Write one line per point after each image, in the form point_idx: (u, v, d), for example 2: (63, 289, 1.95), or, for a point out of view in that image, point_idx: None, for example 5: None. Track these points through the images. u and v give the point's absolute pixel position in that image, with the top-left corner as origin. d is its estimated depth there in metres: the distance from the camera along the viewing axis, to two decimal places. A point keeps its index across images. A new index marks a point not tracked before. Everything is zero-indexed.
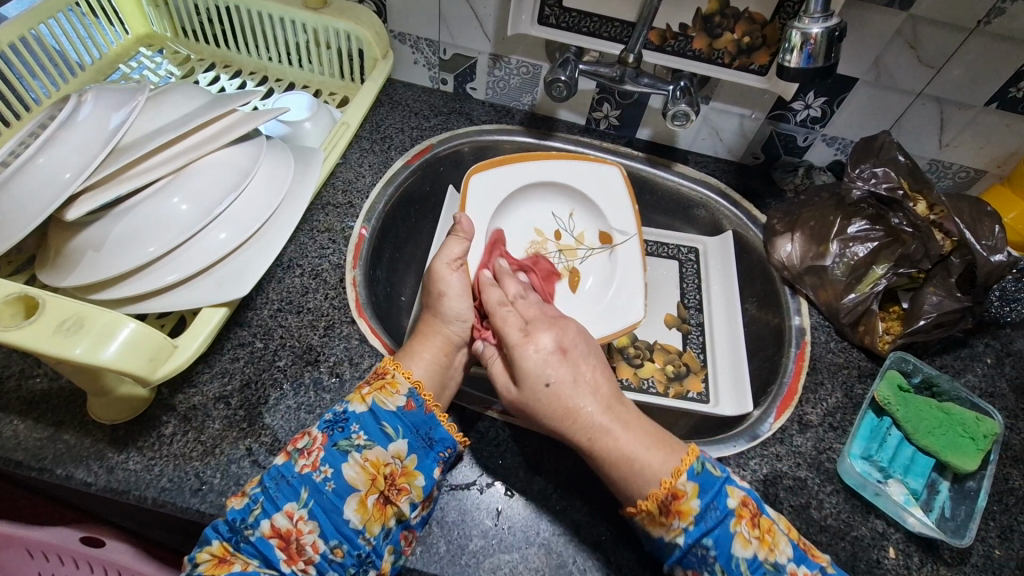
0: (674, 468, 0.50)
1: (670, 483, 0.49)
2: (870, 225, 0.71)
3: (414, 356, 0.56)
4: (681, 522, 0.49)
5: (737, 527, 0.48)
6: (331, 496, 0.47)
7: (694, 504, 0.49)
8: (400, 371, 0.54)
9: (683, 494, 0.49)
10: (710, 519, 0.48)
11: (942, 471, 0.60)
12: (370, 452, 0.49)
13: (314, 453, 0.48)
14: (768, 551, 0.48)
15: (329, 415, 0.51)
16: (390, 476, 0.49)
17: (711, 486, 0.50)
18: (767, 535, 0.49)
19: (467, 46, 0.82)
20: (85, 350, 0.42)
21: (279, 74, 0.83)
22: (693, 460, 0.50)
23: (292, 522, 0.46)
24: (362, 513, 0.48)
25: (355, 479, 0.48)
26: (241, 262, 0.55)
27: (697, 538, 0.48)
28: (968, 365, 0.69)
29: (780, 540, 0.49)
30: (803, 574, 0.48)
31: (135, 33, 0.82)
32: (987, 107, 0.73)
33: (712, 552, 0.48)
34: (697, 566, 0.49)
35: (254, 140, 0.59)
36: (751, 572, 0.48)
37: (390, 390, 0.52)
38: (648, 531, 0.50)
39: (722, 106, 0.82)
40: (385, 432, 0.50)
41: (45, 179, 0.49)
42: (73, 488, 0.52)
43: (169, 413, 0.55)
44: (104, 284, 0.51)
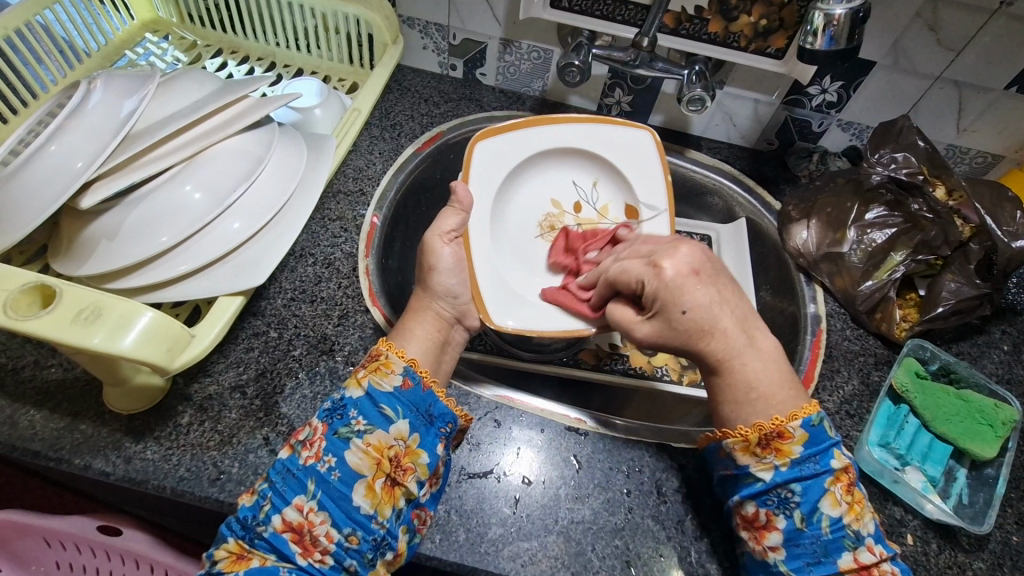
0: (789, 412, 0.49)
1: (781, 421, 0.49)
2: (888, 212, 0.70)
3: (403, 333, 0.56)
4: (776, 458, 0.48)
5: (831, 485, 0.47)
6: (337, 484, 0.47)
7: (796, 449, 0.48)
8: (393, 351, 0.53)
9: (790, 435, 0.48)
10: (807, 468, 0.48)
11: (959, 459, 0.60)
12: (371, 435, 0.49)
13: (316, 444, 0.48)
14: (854, 519, 0.47)
15: (328, 404, 0.50)
16: (395, 458, 0.49)
17: (820, 441, 0.49)
18: (857, 504, 0.47)
19: (477, 31, 0.81)
20: (104, 339, 0.42)
21: (287, 60, 0.82)
22: (814, 412, 0.49)
23: (302, 514, 0.46)
24: (370, 497, 0.47)
25: (359, 464, 0.47)
26: (256, 251, 0.55)
27: (787, 479, 0.48)
28: (985, 352, 0.69)
29: (866, 514, 0.48)
30: (879, 552, 0.46)
31: (139, 18, 0.81)
32: (1007, 90, 0.72)
33: (796, 498, 0.47)
34: (774, 507, 0.48)
35: (267, 127, 0.59)
36: (830, 531, 0.46)
37: (384, 369, 0.51)
38: (733, 458, 0.51)
39: (736, 91, 0.80)
40: (384, 414, 0.50)
41: (58, 167, 0.48)
42: (91, 477, 0.52)
43: (185, 403, 0.55)
44: (119, 273, 0.51)
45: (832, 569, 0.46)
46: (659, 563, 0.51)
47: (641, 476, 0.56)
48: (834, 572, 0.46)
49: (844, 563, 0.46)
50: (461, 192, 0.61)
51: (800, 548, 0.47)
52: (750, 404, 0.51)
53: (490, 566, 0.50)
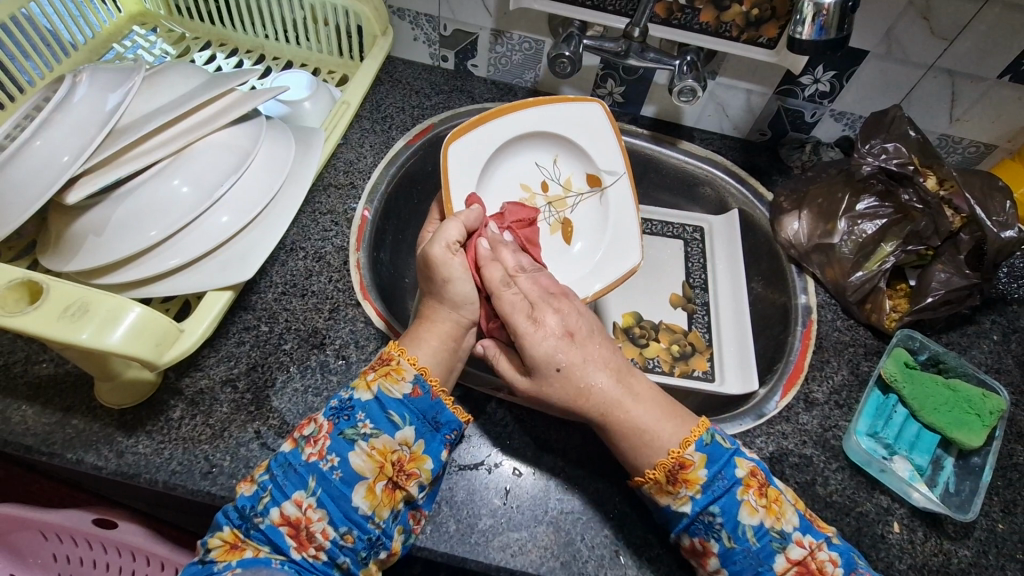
0: (681, 439, 0.50)
1: (677, 453, 0.49)
2: (878, 202, 0.70)
3: (417, 339, 0.54)
4: (687, 490, 0.48)
5: (745, 496, 0.48)
6: (338, 484, 0.46)
7: (702, 474, 0.48)
8: (405, 357, 0.52)
9: (690, 463, 0.48)
10: (717, 487, 0.48)
11: (947, 448, 0.60)
12: (377, 440, 0.48)
13: (321, 442, 0.48)
14: (775, 520, 0.48)
15: (335, 403, 0.49)
16: (398, 463, 0.48)
17: (719, 456, 0.49)
18: (774, 504, 0.48)
19: (468, 21, 0.80)
20: (91, 335, 0.42)
21: (277, 52, 0.81)
22: (702, 432, 0.50)
23: (301, 510, 0.46)
24: (370, 499, 0.47)
25: (362, 467, 0.47)
26: (244, 245, 0.55)
27: (704, 505, 0.48)
28: (975, 342, 0.69)
29: (786, 510, 0.49)
30: (810, 543, 0.48)
31: (127, 11, 0.80)
32: (1000, 79, 0.71)
33: (718, 519, 0.47)
34: (704, 533, 0.48)
35: (254, 120, 0.58)
36: (758, 540, 0.47)
37: (395, 376, 0.50)
38: (655, 500, 0.50)
39: (728, 81, 0.80)
40: (391, 420, 0.49)
41: (43, 162, 0.48)
42: (83, 471, 0.52)
43: (176, 397, 0.55)
44: (107, 268, 0.51)
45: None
46: (648, 552, 0.52)
47: None
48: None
49: (780, 567, 0.47)
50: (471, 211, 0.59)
51: (737, 565, 0.48)
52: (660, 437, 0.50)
53: (481, 556, 0.50)
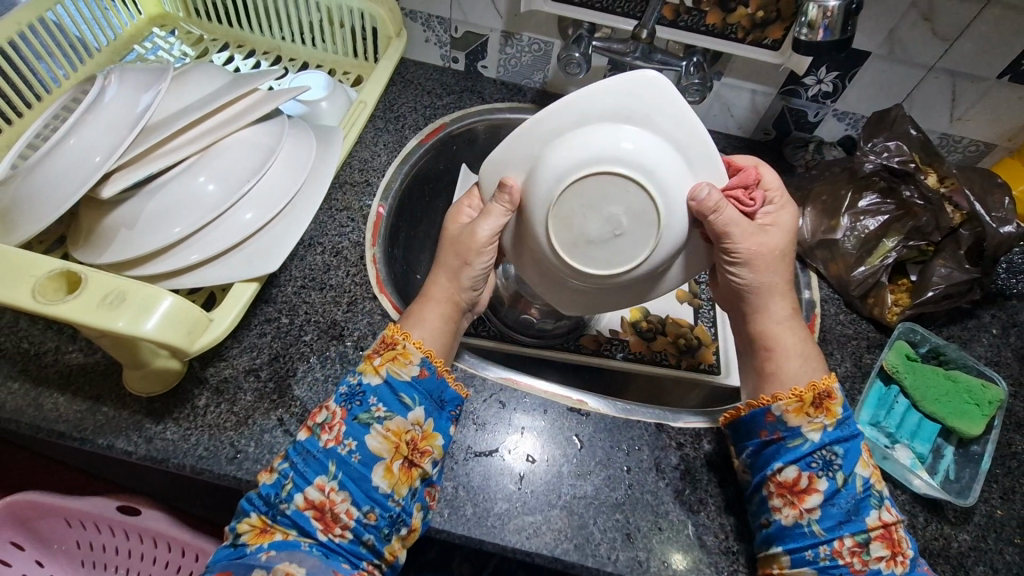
0: (824, 377, 0.54)
1: (828, 382, 0.53)
2: (880, 199, 0.71)
3: (419, 320, 0.57)
4: (825, 418, 0.51)
5: (866, 449, 0.51)
6: (358, 466, 0.48)
7: (841, 411, 0.52)
8: (409, 340, 0.54)
9: (836, 397, 0.52)
10: (848, 430, 0.51)
11: (947, 437, 0.62)
12: (391, 421, 0.50)
13: (336, 427, 0.50)
14: (877, 481, 0.50)
15: (346, 389, 0.52)
16: (412, 442, 0.51)
17: (850, 412, 0.52)
18: (876, 469, 0.51)
19: (479, 23, 0.82)
20: (127, 322, 0.44)
21: (293, 54, 0.83)
22: (844, 382, 0.54)
23: (324, 493, 0.48)
24: (389, 478, 0.49)
25: (380, 448, 0.49)
26: (268, 239, 0.57)
27: (833, 441, 0.50)
28: (975, 336, 0.71)
29: (882, 481, 0.51)
30: (895, 514, 0.50)
31: (147, 13, 0.82)
32: (999, 79, 0.73)
33: (839, 458, 0.50)
34: (818, 469, 0.50)
35: (277, 119, 0.61)
36: (863, 490, 0.49)
37: (403, 359, 0.53)
38: (783, 421, 0.52)
39: (734, 81, 0.82)
40: (403, 402, 0.51)
41: (77, 158, 0.50)
42: (114, 456, 0.54)
43: (201, 386, 0.57)
44: (138, 261, 0.53)
45: (861, 527, 0.48)
46: (658, 535, 0.54)
47: (641, 454, 0.58)
48: (862, 530, 0.48)
49: (871, 522, 0.48)
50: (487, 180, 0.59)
51: (836, 508, 0.48)
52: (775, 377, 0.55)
53: (497, 538, 0.52)
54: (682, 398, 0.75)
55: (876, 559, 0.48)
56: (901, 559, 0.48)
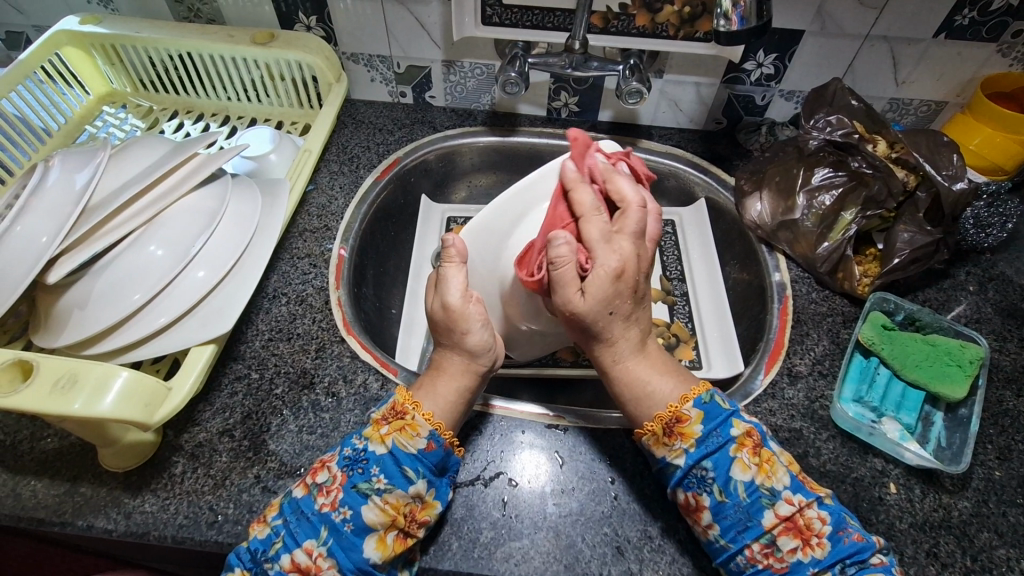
0: (681, 395, 0.52)
1: (675, 407, 0.51)
2: (832, 172, 0.71)
3: (432, 392, 0.54)
4: (682, 443, 0.50)
5: (737, 453, 0.49)
6: (350, 535, 0.48)
7: (697, 429, 0.50)
8: (420, 411, 0.52)
9: (687, 418, 0.50)
10: (711, 443, 0.49)
11: (934, 403, 0.61)
12: (391, 494, 0.49)
13: (334, 493, 0.49)
14: (766, 478, 0.48)
15: (349, 454, 0.50)
16: (410, 514, 0.49)
17: (717, 415, 0.50)
18: (766, 463, 0.49)
19: (419, 56, 0.84)
20: (82, 404, 0.44)
21: (240, 111, 0.85)
22: (703, 391, 0.52)
23: (311, 558, 0.47)
24: (381, 550, 0.48)
25: (375, 520, 0.48)
26: (221, 299, 0.57)
27: (697, 459, 0.49)
28: (952, 296, 0.70)
29: (778, 470, 0.49)
30: (800, 501, 0.48)
31: (95, 92, 0.84)
32: (936, 38, 0.74)
33: (711, 472, 0.48)
34: (696, 488, 0.49)
35: (220, 179, 0.61)
36: (748, 496, 0.48)
37: (411, 432, 0.51)
38: (652, 453, 0.52)
39: (675, 78, 0.82)
40: (406, 475, 0.49)
41: (23, 246, 0.51)
42: (95, 537, 0.54)
43: (177, 453, 0.57)
44: (94, 339, 0.53)
45: (760, 530, 0.47)
46: (649, 544, 0.53)
47: (624, 463, 0.57)
48: (762, 533, 0.47)
49: (768, 522, 0.47)
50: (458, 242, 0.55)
51: (728, 519, 0.48)
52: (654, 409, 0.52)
53: (485, 570, 0.51)
54: None
55: (788, 553, 0.47)
56: (816, 541, 0.47)
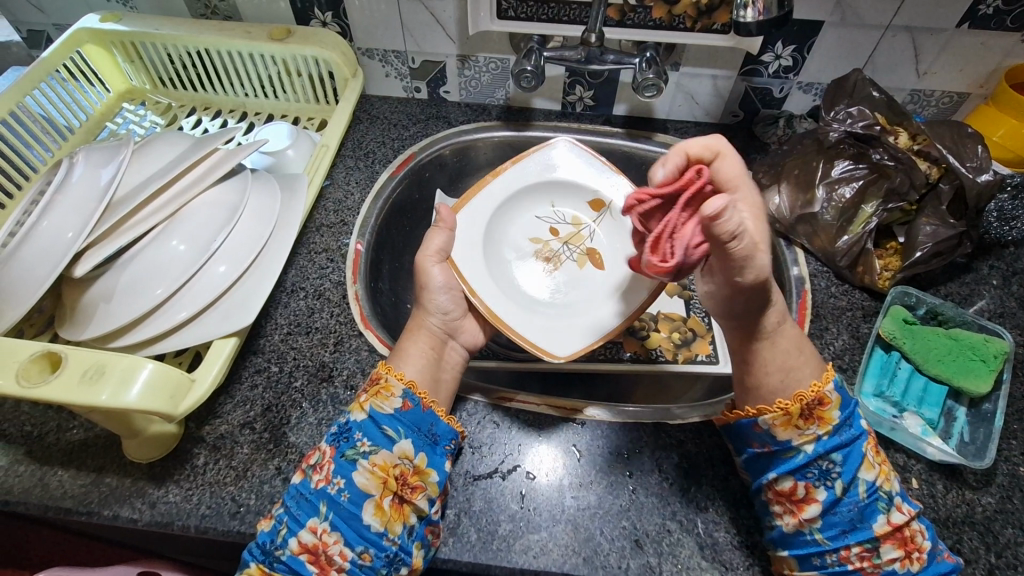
0: (823, 377, 0.53)
1: (819, 387, 0.52)
2: (852, 164, 0.70)
3: (403, 356, 0.58)
4: (818, 428, 0.51)
5: (866, 451, 0.50)
6: (348, 505, 0.48)
7: (836, 416, 0.51)
8: (393, 373, 0.55)
9: (829, 402, 0.51)
10: (845, 435, 0.50)
11: (958, 399, 0.60)
12: (376, 456, 0.50)
13: (326, 467, 0.50)
14: (885, 481, 0.49)
15: (333, 429, 0.52)
16: (402, 477, 0.51)
17: (851, 408, 0.52)
18: (885, 468, 0.50)
19: (434, 51, 0.84)
20: (110, 395, 0.45)
21: (257, 108, 0.86)
22: (841, 380, 0.53)
23: (316, 536, 0.48)
24: (380, 516, 0.49)
25: (367, 484, 0.49)
26: (242, 292, 0.58)
27: (828, 450, 0.50)
28: (975, 290, 0.69)
29: (892, 477, 0.50)
30: (908, 512, 0.49)
31: (115, 90, 0.85)
32: (959, 28, 0.72)
33: (837, 467, 0.49)
34: (814, 479, 0.50)
35: (239, 175, 0.62)
36: (867, 496, 0.49)
37: (386, 393, 0.53)
38: (773, 435, 0.52)
39: (692, 70, 0.82)
40: (386, 434, 0.51)
41: (51, 238, 0.52)
42: (120, 526, 0.55)
43: (199, 445, 0.57)
44: (119, 332, 0.54)
45: (868, 534, 0.48)
46: (668, 538, 0.53)
47: (642, 457, 0.57)
48: (870, 537, 0.48)
49: (879, 528, 0.48)
50: (444, 212, 0.65)
51: (837, 516, 0.49)
52: (768, 381, 0.54)
53: (504, 561, 0.51)
54: (686, 391, 0.74)
55: (888, 561, 0.48)
56: (916, 555, 0.48)
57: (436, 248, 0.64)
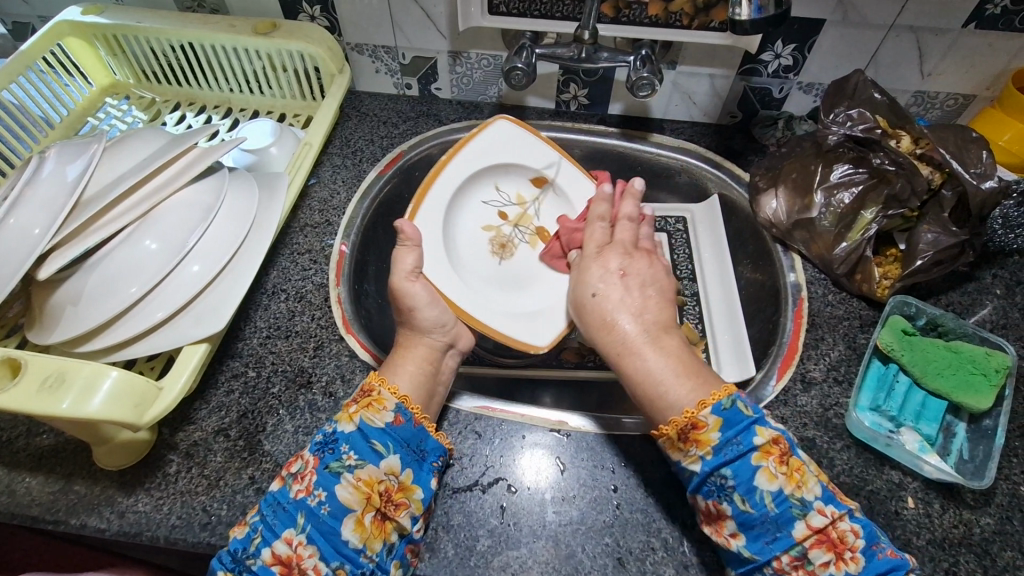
0: (698, 401, 0.50)
1: (692, 413, 0.49)
2: (852, 168, 0.68)
3: (395, 368, 0.56)
4: (698, 449, 0.49)
5: (762, 461, 0.47)
6: (328, 519, 0.47)
7: (714, 436, 0.48)
8: (386, 386, 0.54)
9: (704, 424, 0.49)
10: (729, 451, 0.47)
11: (957, 413, 0.58)
12: (362, 470, 0.48)
13: (308, 478, 0.48)
14: (795, 488, 0.46)
15: (318, 438, 0.50)
16: (386, 493, 0.49)
17: (738, 421, 0.48)
18: (795, 472, 0.47)
19: (424, 47, 0.82)
20: (70, 403, 0.43)
21: (243, 104, 0.84)
22: (724, 396, 0.50)
23: (292, 548, 0.46)
24: (360, 532, 0.47)
25: (349, 499, 0.47)
26: (216, 296, 0.56)
27: (715, 467, 0.47)
28: (977, 300, 0.67)
29: (808, 479, 0.47)
30: (831, 513, 0.46)
31: (98, 84, 0.83)
32: (965, 28, 0.70)
33: (731, 481, 0.47)
34: (717, 496, 0.47)
35: (217, 174, 0.60)
36: (776, 506, 0.46)
37: (377, 406, 0.52)
38: (668, 456, 0.51)
39: (689, 69, 0.79)
40: (375, 449, 0.50)
41: (15, 239, 0.50)
42: (88, 535, 0.53)
43: (171, 452, 0.56)
44: (88, 336, 0.52)
45: (791, 542, 0.45)
46: (652, 556, 0.51)
47: (628, 471, 0.55)
48: (792, 544, 0.45)
49: (799, 534, 0.45)
50: (409, 229, 0.60)
51: (756, 529, 0.46)
52: (665, 400, 0.52)
53: None
54: None
55: (821, 565, 0.45)
56: (850, 555, 0.45)
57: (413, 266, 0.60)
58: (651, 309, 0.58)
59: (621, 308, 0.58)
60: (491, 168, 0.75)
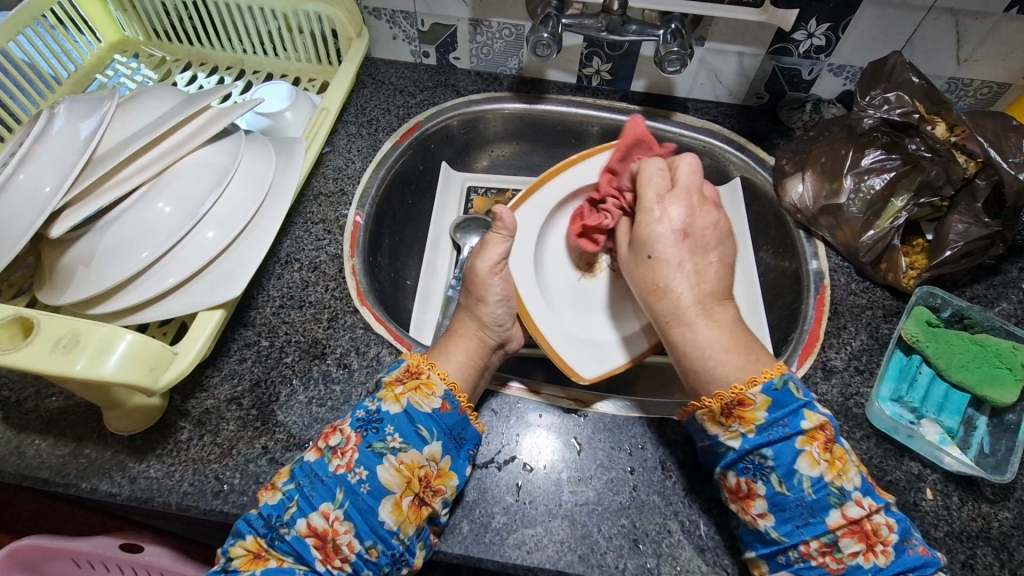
0: (747, 378, 0.48)
1: (740, 389, 0.48)
2: (885, 155, 0.67)
3: (445, 354, 0.55)
4: (741, 427, 0.47)
5: (806, 446, 0.46)
6: (367, 497, 0.46)
7: (761, 414, 0.47)
8: (435, 371, 0.52)
9: (750, 403, 0.47)
10: (774, 432, 0.46)
11: (978, 407, 0.57)
12: (405, 454, 0.48)
13: (349, 454, 0.48)
14: (836, 475, 0.45)
15: (362, 415, 0.49)
16: (425, 478, 0.48)
17: (786, 403, 0.47)
18: (837, 461, 0.46)
19: (444, 14, 0.79)
20: (85, 365, 0.42)
21: (256, 66, 0.81)
22: (775, 375, 0.48)
23: (328, 522, 0.46)
24: (397, 514, 0.46)
25: (391, 481, 0.47)
26: (230, 262, 0.54)
27: (756, 445, 0.46)
28: (1002, 293, 0.66)
29: (850, 469, 0.46)
30: (869, 505, 0.45)
31: (107, 40, 0.81)
32: (1008, 13, 0.67)
33: (771, 461, 0.46)
34: (752, 474, 0.47)
35: (232, 136, 0.58)
36: (814, 492, 0.45)
37: (426, 391, 0.51)
38: (704, 429, 0.50)
39: (718, 46, 0.77)
40: (420, 434, 0.49)
41: (26, 194, 0.48)
42: (99, 499, 0.53)
43: (184, 419, 0.55)
44: (99, 298, 0.51)
45: (823, 528, 0.45)
46: (668, 539, 0.51)
47: (645, 453, 0.54)
48: (824, 531, 0.45)
49: (832, 522, 0.45)
50: (507, 217, 0.56)
51: (787, 512, 0.46)
52: (711, 372, 0.50)
53: (497, 555, 0.49)
54: None
55: (848, 555, 0.45)
56: (881, 548, 0.44)
57: (495, 258, 0.58)
58: (709, 279, 0.53)
59: (674, 270, 0.53)
60: (585, 195, 0.70)
